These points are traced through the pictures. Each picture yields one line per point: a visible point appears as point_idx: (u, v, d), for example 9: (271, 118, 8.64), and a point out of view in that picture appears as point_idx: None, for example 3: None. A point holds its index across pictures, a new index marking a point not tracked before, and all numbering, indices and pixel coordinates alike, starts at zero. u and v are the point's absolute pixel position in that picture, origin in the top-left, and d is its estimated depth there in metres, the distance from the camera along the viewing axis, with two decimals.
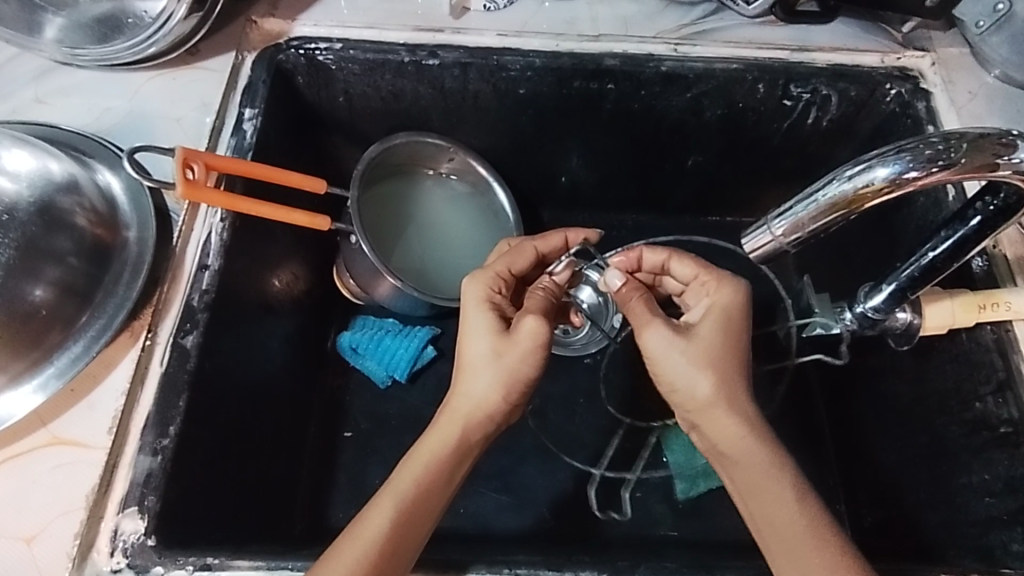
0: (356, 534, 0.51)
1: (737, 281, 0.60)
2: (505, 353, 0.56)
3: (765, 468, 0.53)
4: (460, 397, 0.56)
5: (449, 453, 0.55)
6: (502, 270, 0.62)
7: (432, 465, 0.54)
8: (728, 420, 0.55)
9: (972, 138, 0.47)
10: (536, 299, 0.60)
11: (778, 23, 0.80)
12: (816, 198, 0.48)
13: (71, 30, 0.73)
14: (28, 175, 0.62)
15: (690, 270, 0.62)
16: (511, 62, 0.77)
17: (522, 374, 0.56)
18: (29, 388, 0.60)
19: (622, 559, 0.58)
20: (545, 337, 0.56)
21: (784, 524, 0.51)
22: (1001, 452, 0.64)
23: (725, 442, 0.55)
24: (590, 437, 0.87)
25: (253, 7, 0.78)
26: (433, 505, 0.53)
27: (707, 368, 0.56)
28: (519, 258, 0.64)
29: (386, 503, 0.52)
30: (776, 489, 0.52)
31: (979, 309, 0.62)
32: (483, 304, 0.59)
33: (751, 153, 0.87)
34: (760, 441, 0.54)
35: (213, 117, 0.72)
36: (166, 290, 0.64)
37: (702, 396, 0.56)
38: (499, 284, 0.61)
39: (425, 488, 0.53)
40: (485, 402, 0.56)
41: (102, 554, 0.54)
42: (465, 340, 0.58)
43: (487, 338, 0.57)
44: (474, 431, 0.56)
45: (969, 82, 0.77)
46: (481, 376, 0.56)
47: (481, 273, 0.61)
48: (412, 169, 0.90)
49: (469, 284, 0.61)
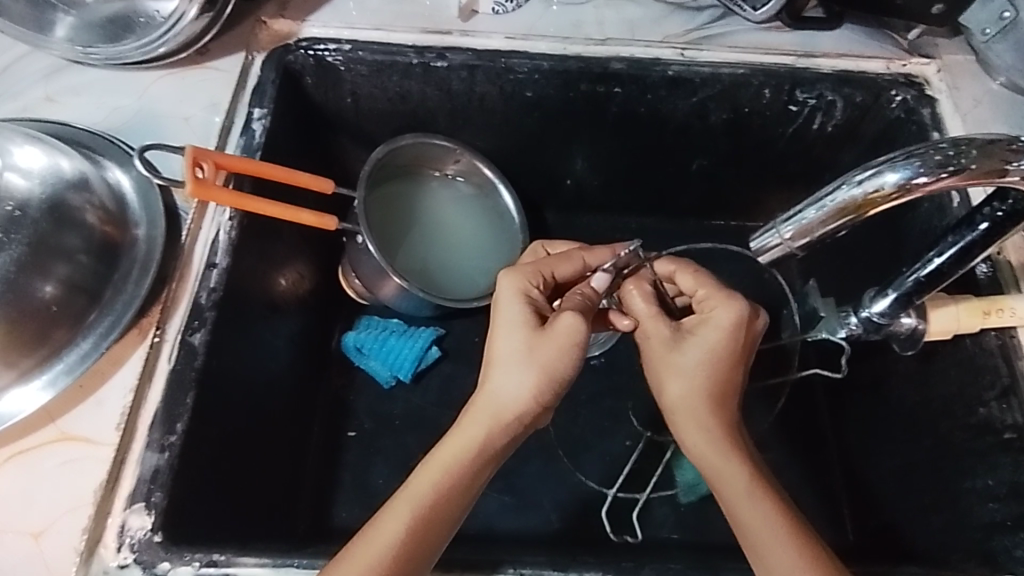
0: (372, 539, 0.51)
1: (733, 298, 0.59)
2: (538, 350, 0.56)
3: (729, 471, 0.55)
4: (489, 396, 0.56)
5: (471, 457, 0.54)
6: (545, 270, 0.61)
7: (452, 469, 0.54)
8: (698, 425, 0.57)
9: (980, 144, 0.47)
10: (576, 301, 0.60)
11: (783, 28, 0.80)
12: (825, 202, 0.49)
13: (81, 29, 0.73)
14: (40, 172, 0.63)
15: (691, 284, 0.62)
16: (519, 64, 0.78)
17: (555, 372, 0.56)
18: (37, 384, 0.60)
19: (626, 560, 0.59)
20: (582, 339, 0.56)
21: (752, 527, 0.52)
22: (1004, 457, 0.64)
23: (697, 446, 0.57)
24: (592, 440, 0.87)
25: (262, 8, 0.79)
26: (451, 511, 0.53)
27: (686, 374, 0.58)
28: (567, 265, 0.62)
29: (403, 508, 0.52)
30: (737, 493, 0.54)
31: (984, 315, 0.63)
32: (520, 298, 0.59)
33: (756, 157, 0.87)
34: (725, 447, 0.56)
35: (222, 116, 0.73)
36: (174, 288, 0.65)
37: (676, 401, 0.58)
38: (538, 280, 0.60)
39: (444, 494, 0.53)
40: (513, 403, 0.55)
41: (109, 550, 0.55)
42: (497, 333, 0.58)
43: (520, 333, 0.57)
44: (497, 436, 0.55)
45: (975, 89, 0.78)
46: (510, 374, 0.56)
47: (520, 267, 0.60)
48: (419, 170, 0.90)
49: (507, 276, 0.60)
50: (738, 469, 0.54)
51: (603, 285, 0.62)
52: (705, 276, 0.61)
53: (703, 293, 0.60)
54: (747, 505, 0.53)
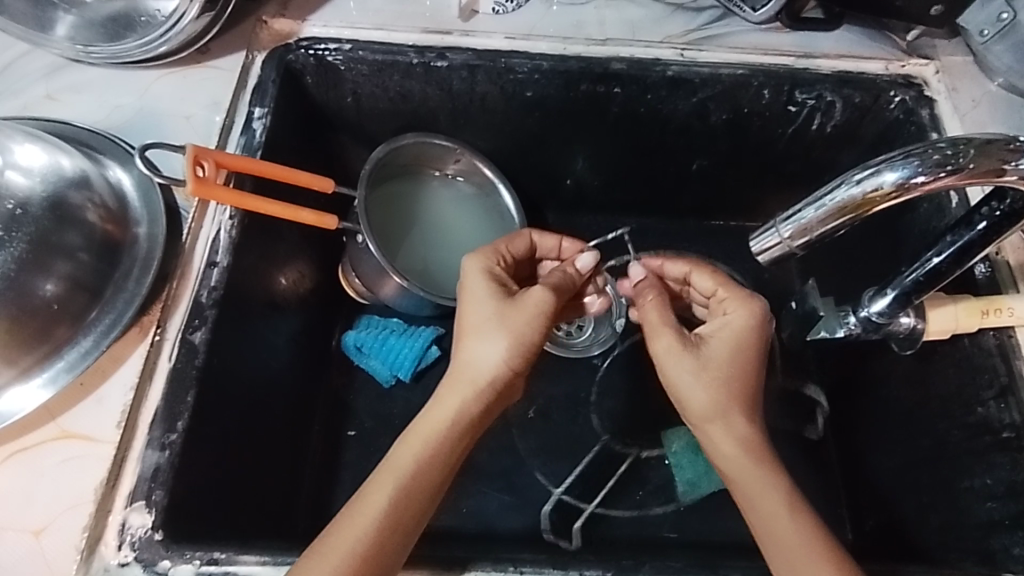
0: (358, 513, 0.52)
1: (754, 299, 0.61)
2: (507, 318, 0.58)
3: (756, 480, 0.55)
4: (462, 367, 0.58)
5: (449, 428, 0.56)
6: (501, 248, 0.65)
7: (429, 440, 0.56)
8: (725, 432, 0.57)
9: (979, 144, 0.48)
10: (556, 276, 0.63)
11: (783, 29, 0.81)
12: (823, 202, 0.49)
13: (82, 28, 0.74)
14: (40, 170, 0.62)
15: (710, 283, 0.64)
16: (519, 64, 0.78)
17: (525, 337, 0.58)
18: (38, 383, 0.60)
19: (626, 559, 0.59)
20: (549, 306, 0.59)
21: (783, 537, 0.53)
22: (1002, 456, 0.64)
23: (724, 454, 0.57)
24: (591, 439, 0.87)
25: (263, 7, 0.79)
26: (432, 481, 0.55)
27: (711, 381, 0.58)
28: (520, 240, 0.67)
29: (387, 481, 0.54)
30: (765, 503, 0.54)
31: (982, 315, 0.63)
32: (484, 275, 0.61)
33: (755, 157, 0.88)
34: (752, 455, 0.56)
35: (222, 115, 0.73)
36: (176, 286, 0.65)
37: (702, 407, 0.58)
38: (497, 259, 0.64)
39: (424, 465, 0.55)
40: (488, 372, 0.57)
41: (109, 548, 0.55)
42: (465, 308, 0.60)
43: (487, 305, 0.59)
44: (472, 405, 0.57)
45: (973, 89, 0.78)
46: (482, 342, 0.58)
47: (480, 249, 0.63)
48: (419, 170, 0.90)
49: (469, 259, 0.63)
50: (766, 478, 0.55)
51: (587, 266, 0.65)
52: (722, 277, 0.63)
53: (723, 293, 0.62)
54: (777, 515, 0.53)
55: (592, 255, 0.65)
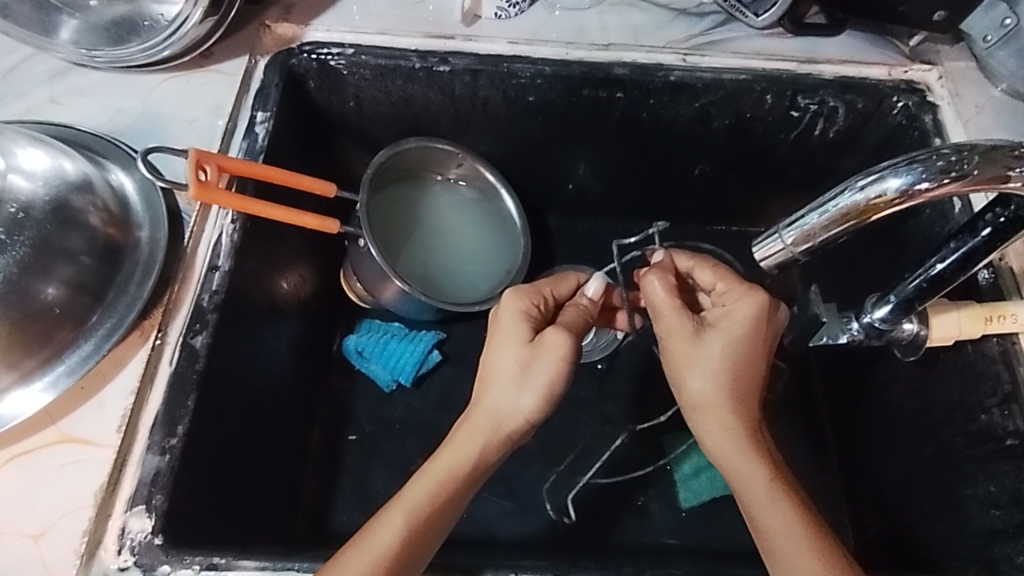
0: (365, 547, 0.52)
1: (757, 292, 0.60)
2: (530, 367, 0.58)
3: (752, 475, 0.56)
4: (482, 410, 0.58)
5: (467, 470, 0.56)
6: (544, 290, 0.64)
7: (447, 481, 0.55)
8: (716, 422, 0.58)
9: (983, 150, 0.47)
10: (571, 317, 0.63)
11: (786, 35, 0.81)
12: (827, 208, 0.49)
13: (84, 31, 0.73)
14: (43, 174, 0.63)
15: (710, 277, 0.64)
16: (521, 69, 0.78)
17: (547, 390, 0.58)
18: (39, 387, 0.60)
19: (627, 566, 0.59)
20: (567, 352, 0.58)
21: (768, 527, 0.54)
22: (1007, 464, 0.64)
23: (714, 442, 0.58)
24: (592, 445, 0.86)
25: (265, 12, 0.79)
26: (442, 521, 0.54)
27: (703, 371, 0.58)
28: (564, 284, 0.67)
29: (397, 517, 0.53)
30: (759, 496, 0.55)
31: (986, 321, 0.62)
32: (521, 317, 0.61)
33: (757, 164, 0.88)
34: (740, 445, 0.57)
35: (225, 119, 0.73)
36: (177, 290, 0.65)
37: (699, 398, 0.58)
38: (538, 299, 0.63)
39: (438, 504, 0.54)
40: (511, 421, 0.58)
41: (109, 552, 0.55)
42: (493, 352, 0.61)
43: (515, 349, 0.59)
44: (491, 451, 0.57)
45: (976, 95, 0.78)
46: (504, 391, 0.58)
47: (523, 288, 0.63)
48: (420, 174, 0.90)
49: (511, 296, 0.63)
50: (757, 480, 0.56)
51: (596, 292, 0.66)
52: (724, 272, 0.63)
53: (725, 288, 0.62)
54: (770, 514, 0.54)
55: (599, 281, 0.66)
